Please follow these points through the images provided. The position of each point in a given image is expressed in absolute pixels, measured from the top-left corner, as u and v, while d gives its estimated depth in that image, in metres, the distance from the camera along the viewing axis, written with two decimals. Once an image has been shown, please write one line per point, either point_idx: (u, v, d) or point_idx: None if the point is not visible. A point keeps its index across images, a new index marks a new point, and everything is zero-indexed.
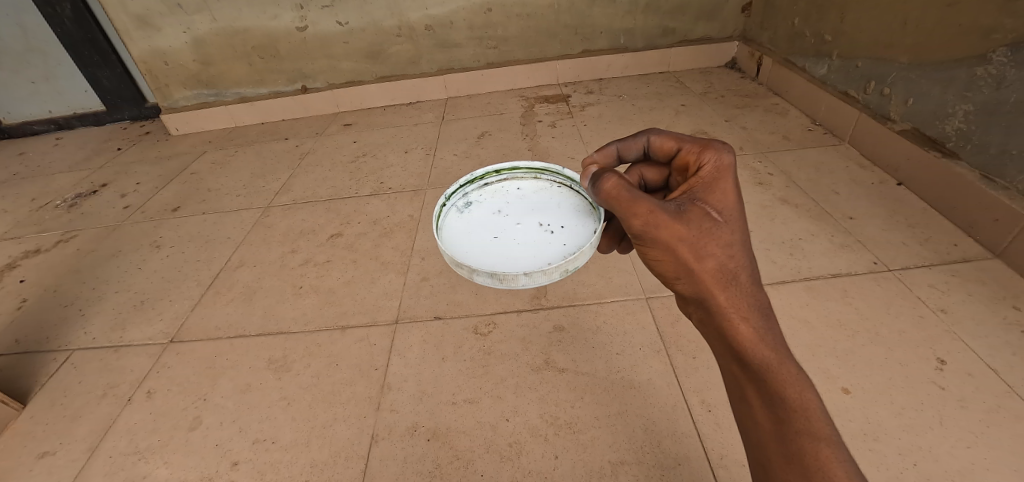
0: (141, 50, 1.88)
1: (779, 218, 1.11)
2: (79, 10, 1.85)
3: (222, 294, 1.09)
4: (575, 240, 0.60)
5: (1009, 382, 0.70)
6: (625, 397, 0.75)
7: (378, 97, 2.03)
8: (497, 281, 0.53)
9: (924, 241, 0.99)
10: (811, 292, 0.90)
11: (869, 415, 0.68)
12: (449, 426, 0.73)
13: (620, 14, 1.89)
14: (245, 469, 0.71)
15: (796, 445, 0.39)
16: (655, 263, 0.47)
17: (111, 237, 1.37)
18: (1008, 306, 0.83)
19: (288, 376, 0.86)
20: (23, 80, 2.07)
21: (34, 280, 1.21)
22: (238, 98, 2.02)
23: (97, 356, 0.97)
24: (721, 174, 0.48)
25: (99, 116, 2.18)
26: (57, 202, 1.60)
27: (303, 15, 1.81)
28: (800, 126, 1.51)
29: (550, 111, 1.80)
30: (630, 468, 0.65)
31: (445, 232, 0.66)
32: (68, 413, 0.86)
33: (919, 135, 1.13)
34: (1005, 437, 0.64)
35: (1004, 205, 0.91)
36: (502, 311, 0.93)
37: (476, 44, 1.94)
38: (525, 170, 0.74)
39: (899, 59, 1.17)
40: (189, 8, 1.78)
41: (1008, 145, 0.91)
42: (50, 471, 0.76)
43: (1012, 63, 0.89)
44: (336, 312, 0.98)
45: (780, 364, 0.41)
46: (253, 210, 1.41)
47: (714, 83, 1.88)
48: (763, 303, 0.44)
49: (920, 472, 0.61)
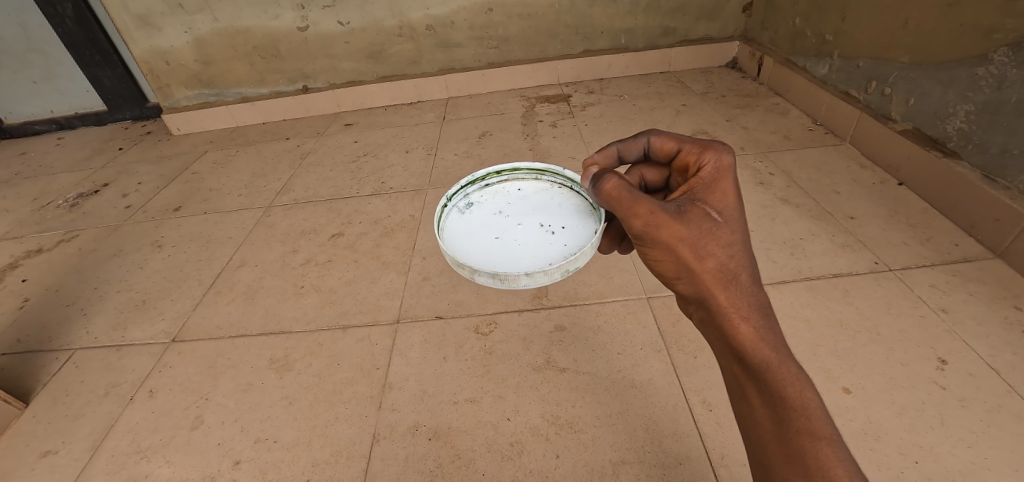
0: (142, 50, 1.88)
1: (779, 218, 1.11)
2: (80, 10, 1.85)
3: (223, 294, 1.09)
4: (576, 241, 0.60)
5: (1010, 382, 0.70)
6: (626, 397, 0.75)
7: (379, 97, 2.03)
8: (499, 282, 0.53)
9: (925, 241, 0.99)
10: (812, 292, 0.90)
11: (870, 415, 0.68)
12: (450, 425, 0.73)
13: (620, 14, 1.89)
14: (246, 469, 0.71)
15: (797, 445, 0.40)
16: (655, 263, 0.47)
17: (112, 237, 1.37)
18: (1008, 306, 0.83)
19: (289, 376, 0.86)
20: (25, 80, 2.07)
21: (35, 280, 1.21)
22: (238, 98, 2.03)
23: (98, 355, 0.97)
24: (721, 174, 0.48)
25: (100, 116, 2.19)
26: (58, 202, 1.61)
27: (304, 15, 1.81)
28: (801, 126, 1.51)
29: (550, 110, 1.80)
30: (631, 468, 0.65)
31: (446, 233, 0.66)
32: (70, 412, 0.86)
33: (920, 135, 1.13)
34: (1006, 437, 0.64)
35: (1005, 205, 0.91)
36: (502, 311, 0.94)
37: (477, 44, 1.94)
38: (526, 171, 0.74)
39: (900, 59, 1.17)
40: (189, 8, 1.78)
41: (1009, 145, 0.91)
42: (52, 470, 0.76)
43: (1013, 63, 0.89)
44: (337, 312, 0.98)
45: (781, 363, 0.41)
46: (254, 209, 1.41)
47: (714, 83, 1.88)
48: (763, 303, 0.44)
49: (921, 471, 0.61)
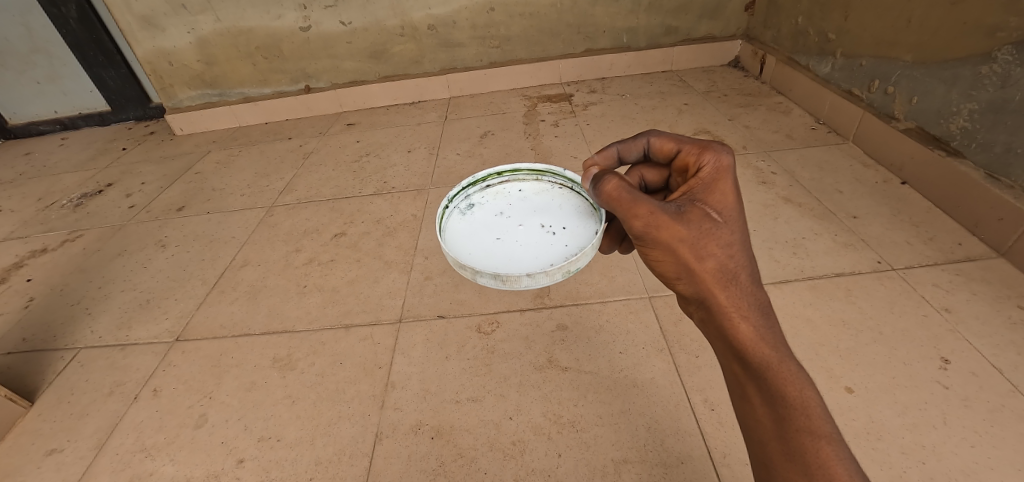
0: (146, 50, 1.89)
1: (781, 217, 1.11)
2: (84, 11, 1.86)
3: (227, 293, 1.09)
4: (577, 241, 0.61)
5: (1013, 382, 0.70)
6: (628, 396, 0.75)
7: (381, 97, 2.04)
8: (500, 282, 0.53)
9: (928, 240, 0.99)
10: (814, 291, 0.90)
11: (872, 415, 0.68)
12: (452, 424, 0.74)
13: (622, 13, 1.89)
14: (250, 467, 0.72)
15: (797, 443, 0.40)
16: (655, 263, 0.48)
17: (115, 236, 1.38)
18: (1012, 306, 0.82)
19: (293, 374, 0.86)
20: (29, 80, 2.08)
21: (40, 279, 1.22)
22: (241, 98, 2.03)
23: (103, 354, 0.98)
24: (721, 175, 0.48)
25: (104, 116, 2.20)
26: (62, 202, 1.62)
27: (306, 15, 1.81)
28: (803, 125, 1.51)
29: (552, 110, 1.80)
30: (633, 466, 0.65)
31: (448, 234, 0.66)
32: (75, 411, 0.86)
33: (924, 134, 1.12)
34: (1009, 436, 0.63)
35: (1009, 204, 0.91)
36: (505, 310, 0.94)
37: (478, 43, 1.94)
38: (527, 171, 0.74)
39: (903, 57, 1.17)
40: (192, 9, 1.79)
41: (1013, 144, 0.91)
42: (58, 467, 0.77)
43: (1017, 62, 0.88)
44: (340, 311, 0.99)
45: (781, 362, 0.42)
46: (257, 209, 1.42)
47: (716, 83, 1.88)
48: (762, 302, 0.44)
49: (924, 471, 0.61)
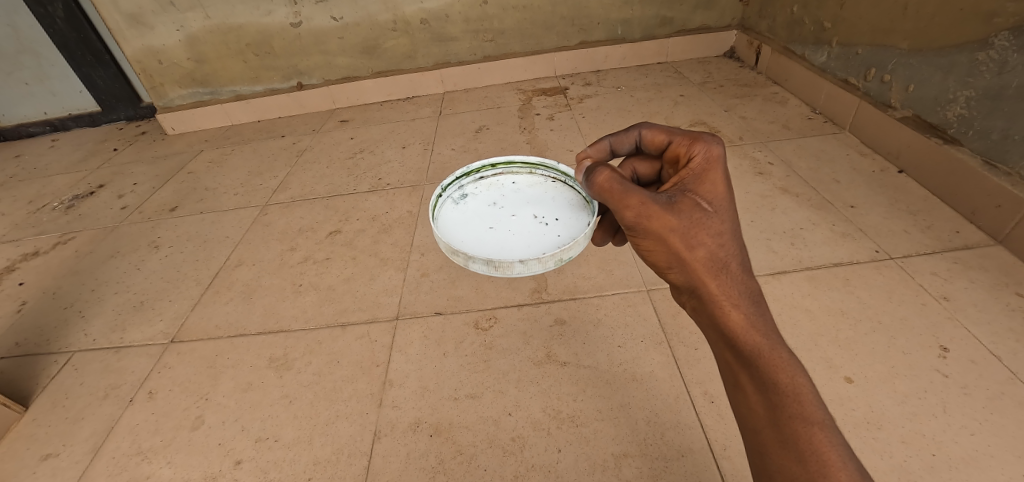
0: (134, 49, 1.86)
1: (779, 208, 1.10)
2: (71, 10, 1.83)
3: (221, 293, 1.08)
4: (569, 232, 0.61)
5: (1012, 369, 0.70)
6: (626, 390, 0.74)
7: (375, 93, 2.01)
8: (493, 269, 0.53)
9: (926, 228, 0.99)
10: (812, 282, 0.90)
11: (872, 403, 0.68)
12: (451, 421, 0.73)
13: (617, 5, 1.87)
14: (247, 468, 0.71)
15: (790, 430, 0.39)
16: (647, 253, 0.47)
17: (108, 238, 1.36)
18: (1010, 293, 0.82)
19: (289, 374, 0.85)
20: (16, 82, 2.05)
21: (33, 283, 1.20)
22: (233, 95, 2.01)
23: (97, 356, 0.97)
24: (712, 165, 0.47)
25: (94, 117, 2.17)
26: (54, 204, 1.60)
27: (297, 11, 1.79)
28: (800, 115, 1.50)
29: (547, 104, 1.79)
30: (633, 461, 0.65)
31: (441, 221, 0.65)
32: (70, 414, 0.85)
33: (921, 122, 1.12)
34: (1008, 423, 0.63)
35: (1006, 190, 0.91)
36: (503, 306, 0.93)
37: (472, 37, 1.92)
38: (521, 164, 0.73)
39: (899, 45, 1.16)
40: (181, 6, 1.76)
41: (1009, 131, 0.90)
42: (54, 472, 0.76)
43: (1014, 47, 0.88)
44: (336, 309, 0.98)
45: (772, 349, 0.41)
46: (251, 208, 1.40)
47: (712, 73, 1.87)
48: (752, 290, 0.43)
49: (926, 461, 0.61)
